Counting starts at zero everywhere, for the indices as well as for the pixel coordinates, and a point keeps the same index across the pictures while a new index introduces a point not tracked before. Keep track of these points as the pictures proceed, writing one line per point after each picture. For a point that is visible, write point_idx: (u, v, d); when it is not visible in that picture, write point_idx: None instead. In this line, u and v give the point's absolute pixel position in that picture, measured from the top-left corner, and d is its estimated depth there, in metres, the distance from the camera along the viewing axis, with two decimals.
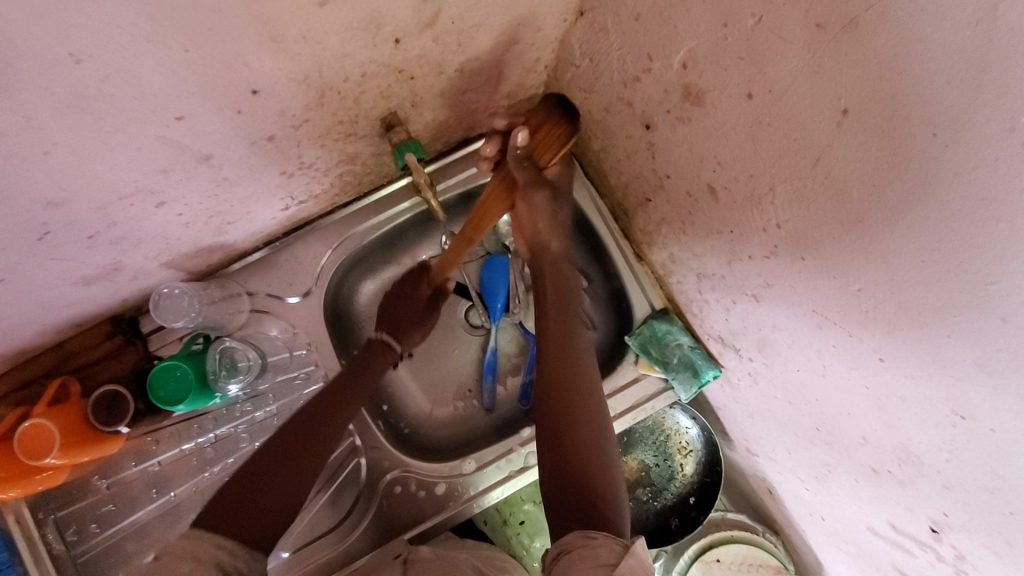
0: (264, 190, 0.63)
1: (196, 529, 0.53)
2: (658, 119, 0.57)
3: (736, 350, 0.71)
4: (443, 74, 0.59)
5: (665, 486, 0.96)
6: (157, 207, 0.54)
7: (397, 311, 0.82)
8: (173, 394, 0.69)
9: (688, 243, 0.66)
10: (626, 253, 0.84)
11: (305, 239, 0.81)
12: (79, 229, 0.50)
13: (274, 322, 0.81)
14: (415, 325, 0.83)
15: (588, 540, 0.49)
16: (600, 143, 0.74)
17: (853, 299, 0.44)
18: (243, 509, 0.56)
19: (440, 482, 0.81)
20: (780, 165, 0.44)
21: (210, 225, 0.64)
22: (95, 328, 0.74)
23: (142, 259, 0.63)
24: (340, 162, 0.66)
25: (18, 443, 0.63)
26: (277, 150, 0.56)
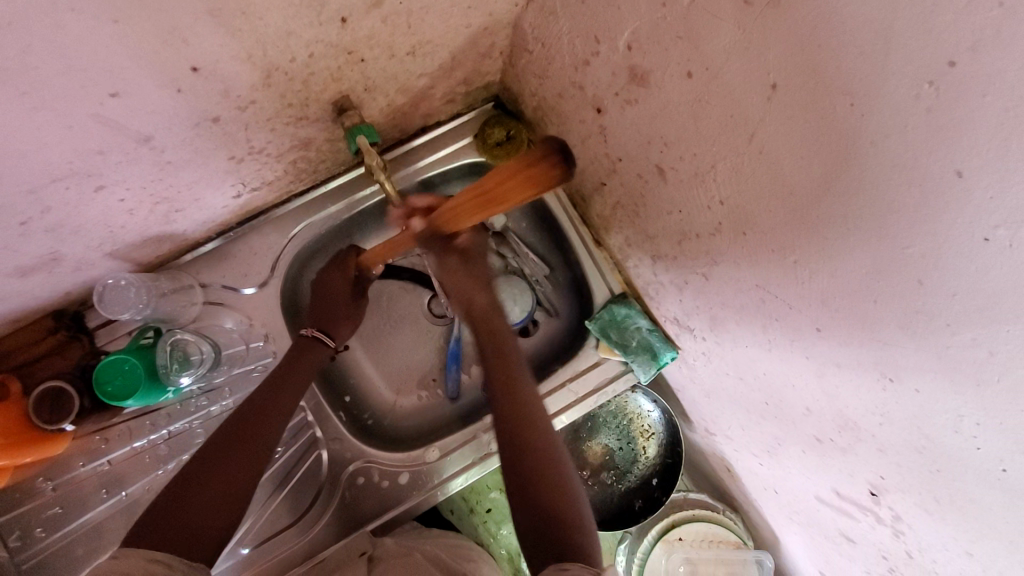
0: (212, 176, 0.62)
1: (125, 549, 0.50)
2: (608, 102, 0.58)
3: (690, 331, 0.73)
4: (395, 58, 0.58)
5: (629, 468, 0.98)
6: (96, 192, 0.52)
7: (326, 301, 0.77)
8: (122, 389, 0.67)
9: (642, 225, 0.68)
10: (586, 240, 0.85)
11: (260, 230, 0.80)
12: (10, 214, 0.48)
13: (229, 315, 0.79)
14: (342, 311, 0.77)
15: (561, 570, 0.49)
16: (556, 130, 0.75)
17: (790, 271, 0.46)
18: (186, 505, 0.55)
19: (403, 471, 0.81)
20: (719, 143, 0.46)
21: (155, 212, 0.62)
22: (36, 324, 0.71)
23: (83, 249, 0.61)
24: (292, 147, 0.65)
25: None
26: (223, 133, 0.55)
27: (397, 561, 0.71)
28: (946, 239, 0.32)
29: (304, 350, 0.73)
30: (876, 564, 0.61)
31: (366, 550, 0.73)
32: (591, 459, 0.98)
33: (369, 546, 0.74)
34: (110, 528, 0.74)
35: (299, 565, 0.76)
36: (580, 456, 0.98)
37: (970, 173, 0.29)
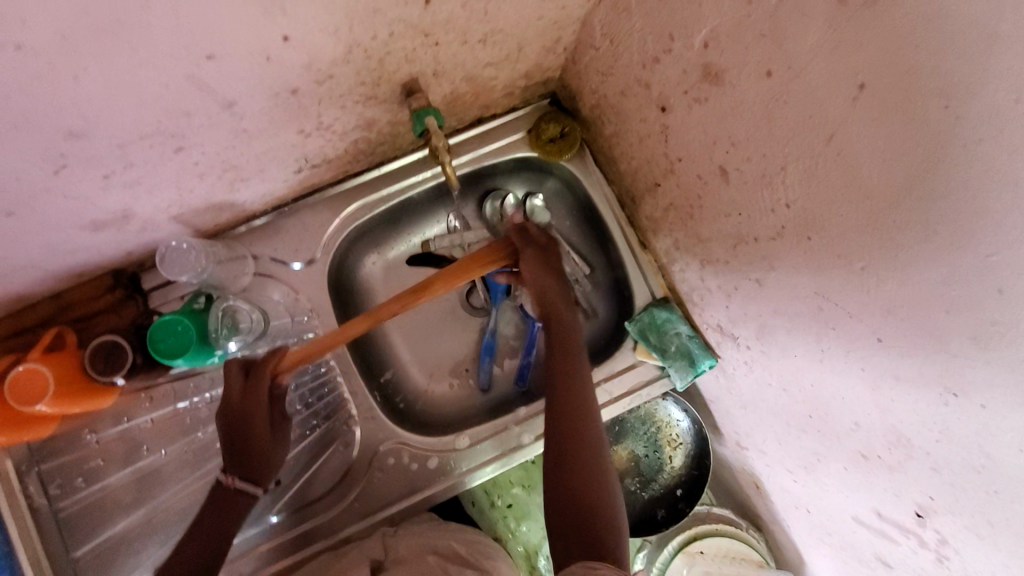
0: (281, 149, 0.64)
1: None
2: (674, 100, 0.59)
3: (734, 340, 0.73)
4: (466, 44, 0.60)
5: (654, 477, 0.97)
6: (176, 153, 0.54)
7: (244, 447, 0.69)
8: (174, 348, 0.68)
9: (694, 228, 0.68)
10: (631, 242, 0.85)
11: (314, 208, 0.82)
12: (97, 166, 0.50)
13: (277, 287, 0.81)
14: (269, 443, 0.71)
15: (591, 569, 0.50)
16: (613, 129, 0.75)
17: (856, 278, 0.46)
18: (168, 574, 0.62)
19: (433, 456, 0.82)
20: (793, 144, 0.46)
21: (223, 179, 0.65)
22: (96, 281, 0.75)
23: (152, 209, 0.63)
24: (357, 127, 0.67)
25: (10, 388, 0.64)
26: (298, 106, 0.57)
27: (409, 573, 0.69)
28: None
29: (226, 500, 0.68)
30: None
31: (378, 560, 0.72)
32: (616, 464, 0.97)
33: (382, 554, 0.73)
34: (149, 484, 0.76)
35: (326, 540, 0.77)
36: None
37: None
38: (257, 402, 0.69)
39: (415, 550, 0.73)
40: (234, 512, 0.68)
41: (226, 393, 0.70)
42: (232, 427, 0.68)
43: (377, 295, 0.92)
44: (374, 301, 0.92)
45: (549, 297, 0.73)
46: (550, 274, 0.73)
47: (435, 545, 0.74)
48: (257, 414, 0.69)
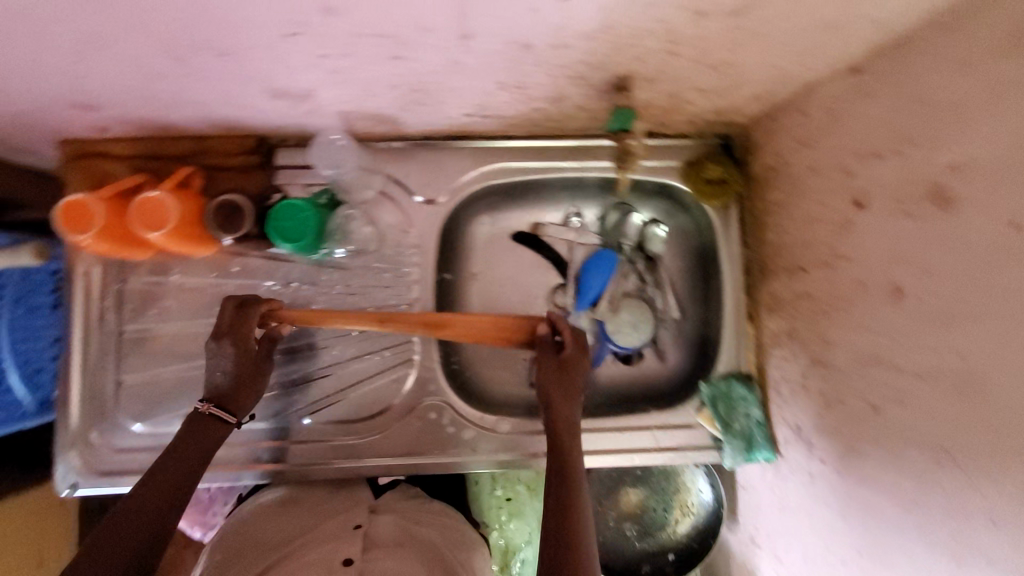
0: (472, 91, 0.63)
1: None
2: (875, 200, 0.57)
3: (808, 447, 0.71)
4: (697, 64, 0.59)
5: (654, 531, 0.95)
6: (390, 60, 0.54)
7: (225, 375, 0.67)
8: (291, 233, 0.70)
9: (823, 328, 0.66)
10: (737, 310, 0.83)
11: (460, 153, 0.82)
12: (322, 44, 0.51)
13: (393, 212, 0.81)
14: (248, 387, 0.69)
15: None
16: (779, 198, 0.73)
17: (1002, 457, 0.44)
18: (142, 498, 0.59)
19: (470, 427, 0.82)
20: (1001, 301, 0.44)
21: (405, 97, 0.64)
22: (238, 139, 0.75)
23: (332, 98, 0.64)
24: (546, 98, 0.66)
25: (139, 209, 0.66)
26: (517, 61, 0.56)
27: (389, 550, 0.65)
28: None
29: (196, 427, 0.65)
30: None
31: (360, 525, 0.70)
32: (622, 505, 0.96)
33: (364, 522, 0.70)
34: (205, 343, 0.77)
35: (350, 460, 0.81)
36: (613, 497, 0.96)
37: None
38: (245, 330, 0.67)
39: (395, 530, 0.70)
40: (207, 434, 0.65)
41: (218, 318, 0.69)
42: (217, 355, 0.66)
43: (473, 256, 0.92)
44: (467, 260, 0.92)
45: (563, 415, 0.66)
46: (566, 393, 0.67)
47: (412, 530, 0.70)
48: (244, 342, 0.67)
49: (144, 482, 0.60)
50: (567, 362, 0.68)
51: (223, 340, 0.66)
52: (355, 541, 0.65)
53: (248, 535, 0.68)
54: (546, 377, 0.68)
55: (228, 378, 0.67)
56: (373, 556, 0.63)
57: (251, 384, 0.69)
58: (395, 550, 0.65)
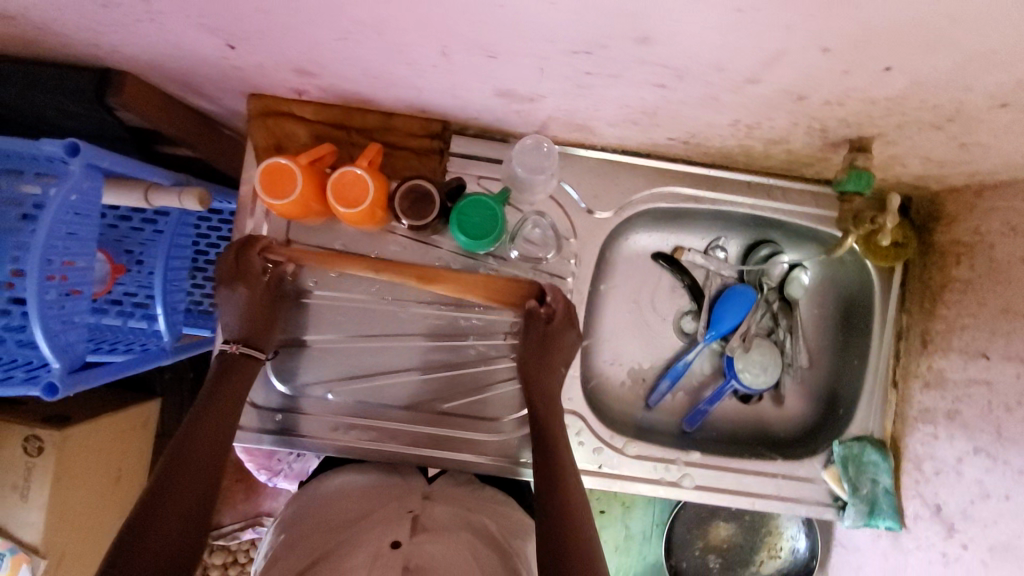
0: (701, 123, 0.62)
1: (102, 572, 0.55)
2: None
3: (947, 529, 0.72)
4: (951, 140, 0.56)
5: (738, 568, 0.96)
6: (653, 87, 0.53)
7: (245, 315, 0.75)
8: (470, 227, 0.70)
9: (1002, 419, 0.65)
10: (884, 373, 0.81)
11: (635, 169, 0.80)
12: (602, 65, 0.49)
13: (562, 219, 0.80)
14: (264, 317, 0.76)
15: None
16: (968, 277, 0.71)
17: None
18: (189, 456, 0.66)
19: (598, 444, 0.82)
20: None
21: (628, 117, 0.63)
22: (426, 122, 0.75)
23: (556, 106, 0.62)
24: (765, 141, 0.65)
25: (338, 181, 0.67)
26: (777, 108, 0.54)
27: (436, 534, 0.69)
28: None
29: (229, 368, 0.74)
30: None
31: (413, 510, 0.74)
32: (711, 537, 0.96)
33: (418, 508, 0.74)
34: (360, 318, 0.81)
35: (474, 456, 0.81)
36: (702, 528, 0.96)
37: None
38: (251, 269, 0.74)
39: (449, 516, 0.74)
40: (238, 375, 0.74)
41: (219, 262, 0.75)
42: (229, 299, 0.74)
43: (614, 271, 0.91)
44: (610, 273, 0.91)
45: (547, 381, 0.76)
46: (548, 359, 0.76)
47: (467, 516, 0.75)
48: (251, 275, 0.75)
49: (178, 454, 0.66)
50: (546, 331, 0.76)
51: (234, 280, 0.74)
52: (404, 525, 0.70)
53: (317, 507, 0.75)
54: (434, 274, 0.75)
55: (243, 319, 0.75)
56: (418, 540, 0.67)
57: (265, 313, 0.76)
58: (450, 541, 0.68)
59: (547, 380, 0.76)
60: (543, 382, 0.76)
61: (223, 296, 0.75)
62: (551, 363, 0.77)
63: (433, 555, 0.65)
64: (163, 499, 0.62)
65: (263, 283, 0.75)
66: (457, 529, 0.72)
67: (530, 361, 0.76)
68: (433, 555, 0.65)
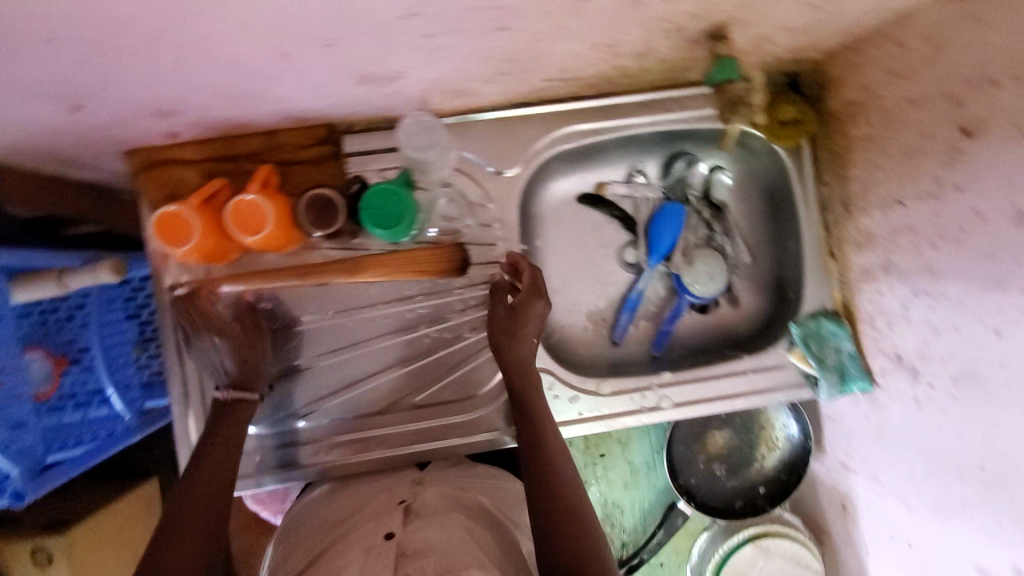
0: (564, 55, 0.61)
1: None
2: (991, 126, 0.56)
3: (914, 374, 0.73)
4: (799, 3, 0.57)
5: (743, 469, 0.99)
6: (495, 31, 0.52)
7: (231, 361, 0.73)
8: (382, 218, 0.69)
9: (928, 257, 0.67)
10: (818, 247, 0.83)
11: (529, 119, 0.80)
12: (433, 23, 0.49)
13: (473, 188, 0.79)
14: (247, 355, 0.74)
15: None
16: (867, 131, 0.72)
17: None
18: (191, 491, 0.65)
19: (574, 393, 0.83)
20: None
21: (494, 69, 0.62)
22: (311, 130, 0.74)
23: (420, 78, 0.62)
24: (633, 55, 0.65)
25: (235, 213, 0.66)
26: (622, 19, 0.54)
27: (431, 519, 0.66)
28: None
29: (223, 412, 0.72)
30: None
31: (405, 499, 0.71)
32: (710, 447, 0.99)
33: (409, 496, 0.71)
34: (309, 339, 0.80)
35: (460, 438, 0.82)
36: (700, 441, 0.99)
37: None
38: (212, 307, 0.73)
39: (440, 498, 0.71)
40: (239, 416, 0.73)
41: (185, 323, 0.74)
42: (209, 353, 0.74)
43: (544, 225, 0.92)
44: (540, 227, 0.92)
45: (525, 348, 0.76)
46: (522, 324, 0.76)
47: (460, 495, 0.73)
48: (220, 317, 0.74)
49: (182, 491, 0.65)
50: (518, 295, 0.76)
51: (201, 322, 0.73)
52: (396, 515, 0.66)
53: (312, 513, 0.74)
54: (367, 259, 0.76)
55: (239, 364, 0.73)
56: (413, 528, 0.64)
57: (247, 349, 0.74)
58: (444, 522, 0.66)
59: (524, 347, 0.76)
60: (520, 347, 0.76)
61: (207, 350, 0.74)
62: (525, 325, 0.76)
63: (429, 539, 0.61)
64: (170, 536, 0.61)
65: (237, 325, 0.74)
66: (450, 510, 0.69)
67: (506, 331, 0.76)
68: (429, 538, 0.61)
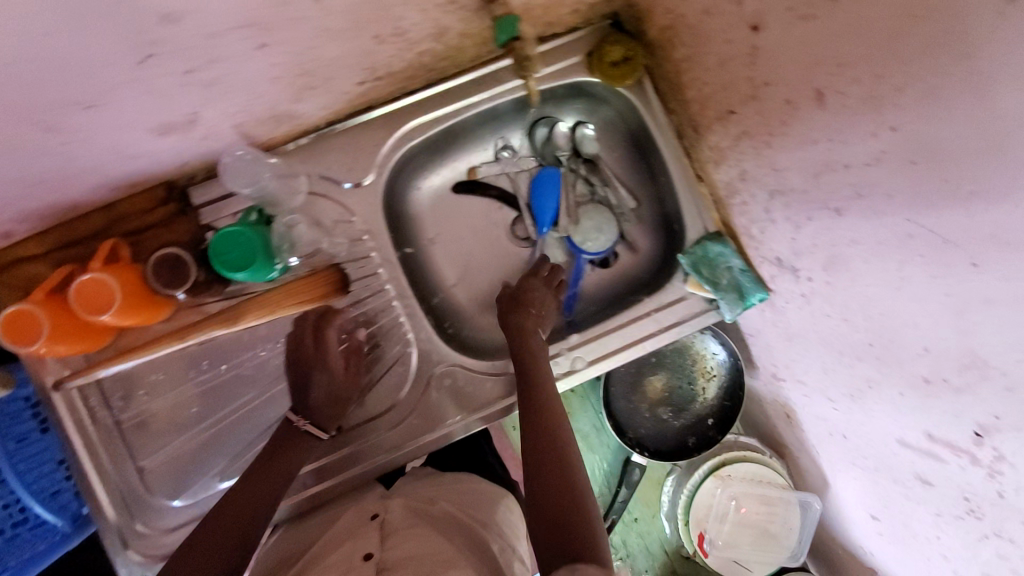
0: (353, 55, 0.61)
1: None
2: (772, 17, 0.57)
3: (794, 272, 0.73)
4: None
5: (687, 406, 1.00)
6: (256, 50, 0.51)
7: (319, 393, 0.73)
8: (236, 262, 0.68)
9: (768, 157, 0.67)
10: (685, 174, 0.85)
11: (368, 126, 0.79)
12: (182, 58, 0.48)
13: (332, 207, 0.78)
14: (334, 403, 0.74)
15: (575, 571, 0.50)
16: (686, 52, 0.73)
17: (960, 203, 0.47)
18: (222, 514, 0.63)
19: (489, 379, 0.81)
20: (915, 65, 0.45)
21: (291, 87, 0.62)
22: (149, 193, 0.72)
23: (218, 115, 0.60)
24: (428, 37, 0.64)
25: (78, 297, 0.64)
26: (382, 6, 0.54)
27: (408, 532, 0.66)
28: None
29: (278, 450, 0.70)
30: (976, 545, 0.64)
31: (377, 513, 0.71)
32: (650, 394, 1.00)
33: (381, 509, 0.72)
34: (206, 401, 0.76)
35: (388, 454, 0.79)
36: (639, 390, 1.00)
37: None
38: (325, 353, 0.73)
39: (408, 512, 0.72)
40: (286, 456, 0.71)
41: (293, 339, 0.74)
42: (298, 368, 0.73)
43: (424, 224, 0.92)
44: (421, 227, 0.92)
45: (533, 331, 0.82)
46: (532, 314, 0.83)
47: (427, 508, 0.73)
48: (330, 361, 0.74)
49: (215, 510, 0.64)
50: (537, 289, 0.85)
51: (313, 364, 0.73)
52: (372, 533, 0.67)
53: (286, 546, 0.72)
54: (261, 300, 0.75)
55: (311, 390, 0.72)
56: (391, 544, 0.64)
57: (337, 397, 0.75)
58: (417, 534, 0.66)
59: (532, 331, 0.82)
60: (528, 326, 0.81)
61: (292, 371, 0.74)
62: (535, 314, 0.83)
63: (408, 551, 0.62)
64: (200, 553, 0.59)
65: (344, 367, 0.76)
66: (422, 522, 0.69)
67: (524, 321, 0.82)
68: (409, 550, 0.62)
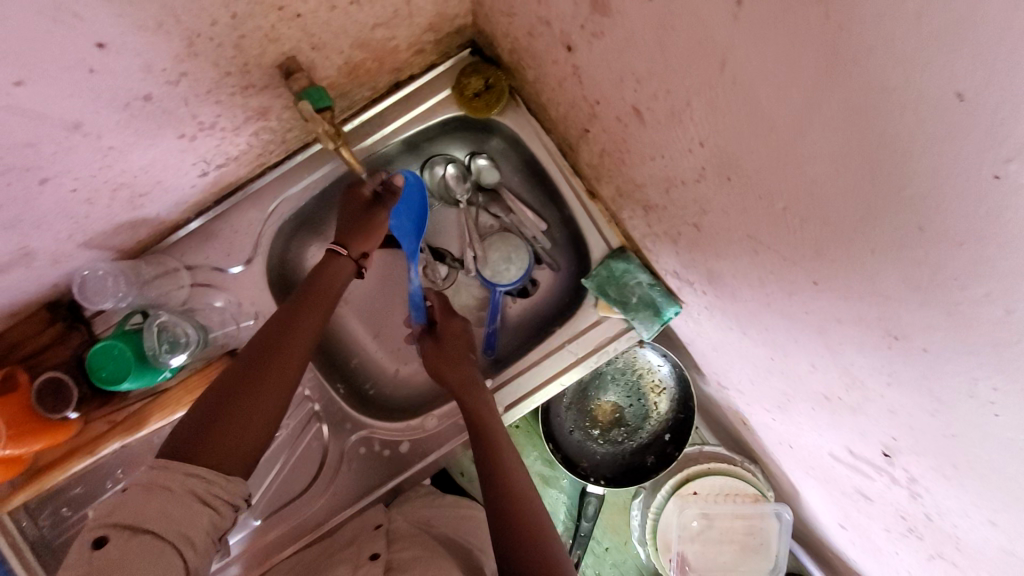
0: (169, 157, 0.59)
1: (163, 459, 0.52)
2: (576, 37, 0.53)
3: (691, 286, 0.68)
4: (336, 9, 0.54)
5: (641, 425, 0.94)
6: (42, 184, 0.50)
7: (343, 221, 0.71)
8: (113, 373, 0.68)
9: (628, 173, 0.62)
10: (578, 190, 0.82)
11: (239, 207, 0.78)
12: None
13: (218, 295, 0.77)
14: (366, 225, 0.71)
15: None
16: (534, 74, 0.68)
17: (781, 220, 0.41)
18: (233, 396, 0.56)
19: (404, 440, 0.80)
20: (692, 73, 0.41)
21: (120, 199, 0.61)
22: (34, 317, 0.71)
23: (53, 242, 0.60)
24: (250, 119, 0.63)
25: None
26: (161, 111, 0.52)
27: (412, 540, 0.69)
28: (954, 163, 0.27)
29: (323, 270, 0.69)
30: (930, 565, 0.55)
31: (381, 522, 0.73)
32: (601, 417, 0.94)
33: (385, 520, 0.73)
34: None
35: (319, 528, 0.76)
36: (588, 415, 0.94)
37: (972, 94, 0.24)
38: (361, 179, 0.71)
39: (411, 526, 0.74)
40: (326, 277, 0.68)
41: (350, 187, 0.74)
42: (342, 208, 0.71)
43: None
44: None
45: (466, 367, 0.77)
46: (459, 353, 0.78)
47: (428, 527, 0.74)
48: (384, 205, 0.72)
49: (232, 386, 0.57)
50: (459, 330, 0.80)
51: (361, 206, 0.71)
52: (376, 539, 0.69)
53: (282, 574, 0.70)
54: (163, 398, 0.73)
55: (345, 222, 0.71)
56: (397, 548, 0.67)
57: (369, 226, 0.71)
58: (418, 544, 0.68)
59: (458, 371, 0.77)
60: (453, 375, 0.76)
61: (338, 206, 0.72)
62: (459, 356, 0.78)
63: (413, 555, 0.65)
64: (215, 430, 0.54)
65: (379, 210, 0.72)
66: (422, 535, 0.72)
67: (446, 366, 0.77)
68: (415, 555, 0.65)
